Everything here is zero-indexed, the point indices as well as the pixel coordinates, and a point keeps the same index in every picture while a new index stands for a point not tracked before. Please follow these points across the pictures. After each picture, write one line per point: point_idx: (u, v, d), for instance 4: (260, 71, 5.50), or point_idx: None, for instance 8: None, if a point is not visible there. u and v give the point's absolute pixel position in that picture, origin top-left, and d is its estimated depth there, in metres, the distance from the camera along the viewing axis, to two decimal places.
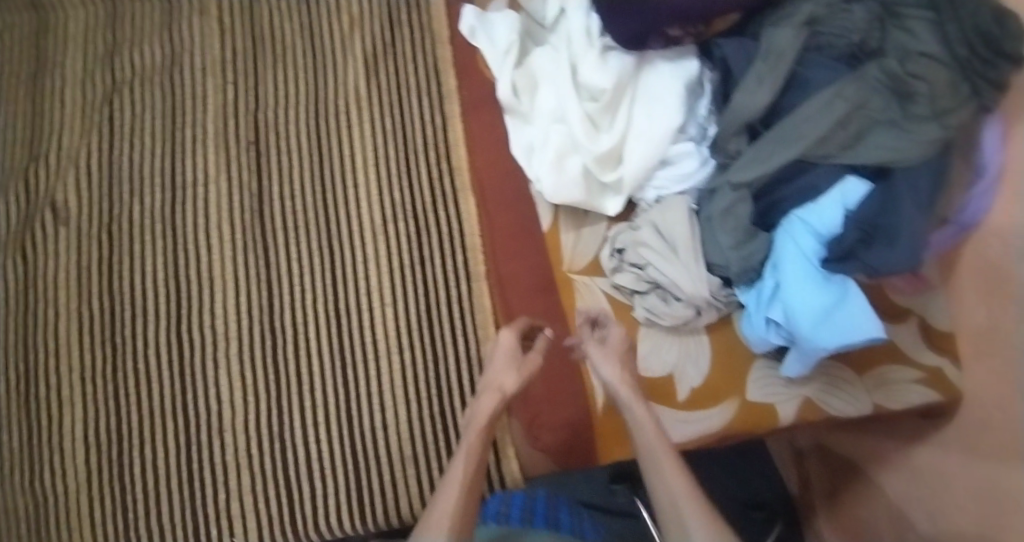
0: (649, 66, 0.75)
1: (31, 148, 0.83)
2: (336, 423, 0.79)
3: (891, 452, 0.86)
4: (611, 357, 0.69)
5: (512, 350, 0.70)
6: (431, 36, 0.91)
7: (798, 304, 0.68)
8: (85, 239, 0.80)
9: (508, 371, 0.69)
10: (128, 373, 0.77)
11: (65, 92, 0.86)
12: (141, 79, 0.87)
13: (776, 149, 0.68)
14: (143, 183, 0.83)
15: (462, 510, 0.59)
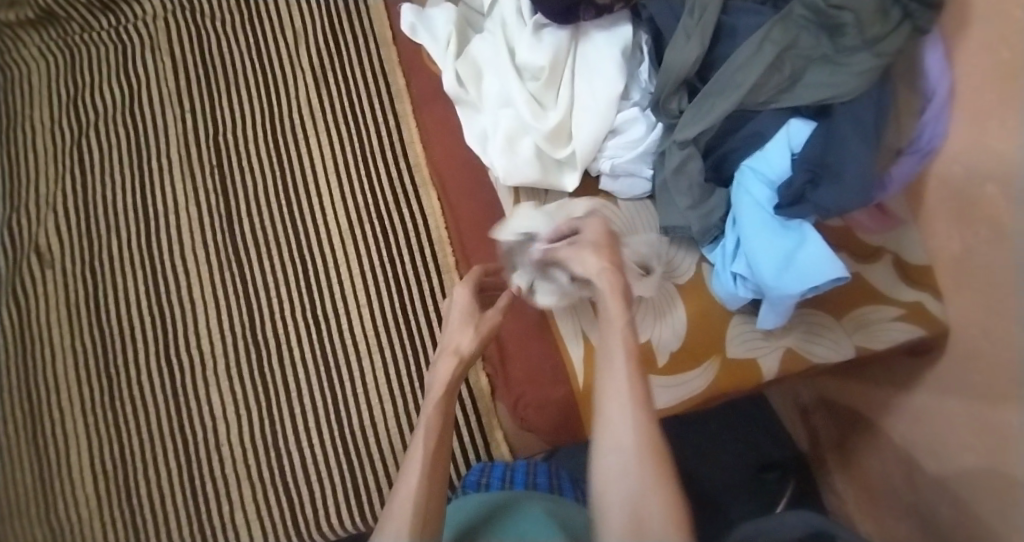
0: (585, 38, 0.75)
1: (10, 198, 0.88)
2: (324, 426, 0.81)
3: (891, 397, 0.84)
4: (594, 247, 0.62)
5: (468, 309, 0.67)
6: (376, 43, 0.96)
7: (760, 253, 0.66)
8: (70, 277, 0.85)
9: (465, 332, 0.66)
10: (125, 399, 0.81)
11: (35, 142, 0.91)
12: (104, 119, 0.92)
13: (715, 102, 0.67)
14: (119, 217, 0.88)
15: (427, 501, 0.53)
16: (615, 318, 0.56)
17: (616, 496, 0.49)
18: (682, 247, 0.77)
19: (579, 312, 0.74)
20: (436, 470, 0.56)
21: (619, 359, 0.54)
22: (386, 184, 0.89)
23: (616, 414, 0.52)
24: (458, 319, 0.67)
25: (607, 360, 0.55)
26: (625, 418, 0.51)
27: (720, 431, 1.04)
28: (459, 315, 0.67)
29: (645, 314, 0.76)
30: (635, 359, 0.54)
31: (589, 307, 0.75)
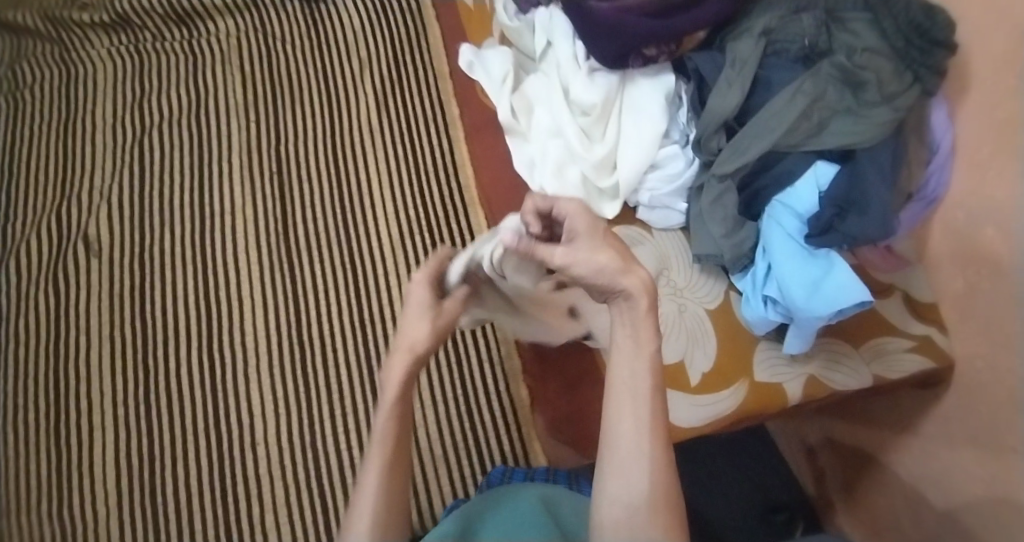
0: (631, 82, 0.84)
1: (68, 189, 0.97)
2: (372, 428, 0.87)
3: (896, 430, 0.91)
4: (600, 239, 0.50)
5: (423, 303, 0.60)
6: (433, 74, 1.07)
7: (790, 279, 0.73)
8: (120, 265, 0.93)
9: (420, 326, 0.60)
10: (159, 383, 0.88)
11: (96, 141, 1.01)
12: (166, 124, 1.02)
13: (752, 142, 0.75)
14: (176, 214, 0.97)
15: (386, 515, 0.57)
16: (644, 345, 0.51)
17: (625, 515, 0.50)
18: (712, 275, 0.84)
19: None
20: (394, 476, 0.58)
21: (642, 385, 0.51)
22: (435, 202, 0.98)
23: (634, 448, 0.50)
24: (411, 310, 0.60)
25: (628, 385, 0.52)
26: (643, 454, 0.50)
27: (728, 459, 1.10)
28: (412, 309, 0.59)
29: (677, 336, 0.81)
30: (658, 391, 0.51)
31: None
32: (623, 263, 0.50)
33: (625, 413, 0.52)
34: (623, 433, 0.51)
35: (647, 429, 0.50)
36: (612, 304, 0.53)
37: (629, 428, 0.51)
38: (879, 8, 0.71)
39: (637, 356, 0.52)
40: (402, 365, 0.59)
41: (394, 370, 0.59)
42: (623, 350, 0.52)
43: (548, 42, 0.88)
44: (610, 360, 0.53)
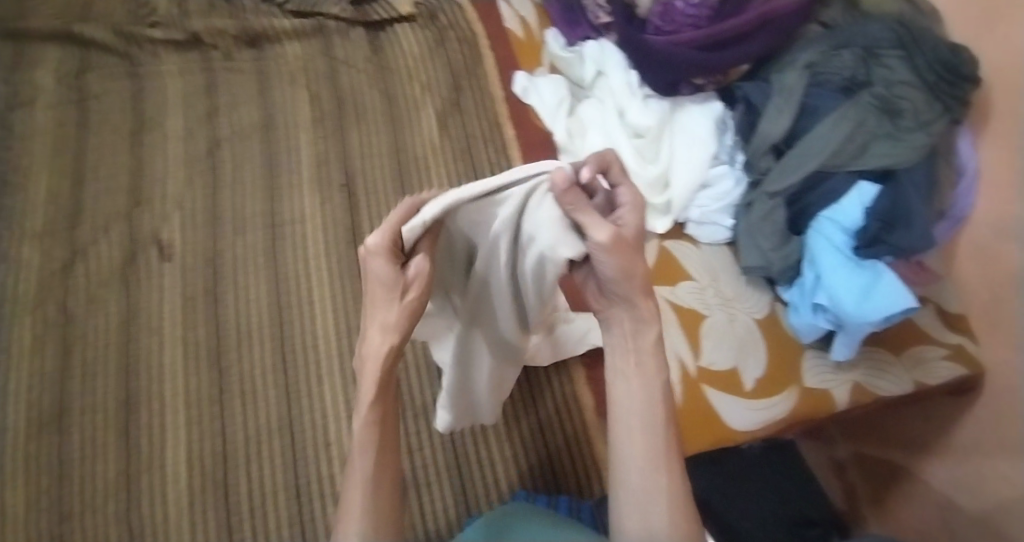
0: (681, 109, 0.90)
1: (82, 154, 0.88)
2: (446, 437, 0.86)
3: (929, 436, 0.96)
4: (637, 247, 0.53)
5: (386, 280, 0.51)
6: (477, 63, 1.00)
7: (839, 287, 0.77)
8: (144, 240, 0.84)
9: (387, 307, 0.52)
10: (193, 368, 0.80)
11: (108, 103, 0.90)
12: (189, 90, 0.92)
13: (800, 162, 0.80)
14: (202, 191, 0.88)
15: (377, 518, 0.53)
16: (649, 368, 0.55)
17: (648, 527, 0.52)
18: (758, 288, 0.89)
19: (672, 336, 0.85)
20: (383, 481, 0.55)
21: (652, 407, 0.54)
22: None
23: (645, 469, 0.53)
24: (375, 289, 0.52)
25: (639, 411, 0.54)
26: (659, 473, 0.53)
27: (763, 469, 1.13)
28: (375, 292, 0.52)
29: (729, 345, 0.85)
30: (667, 411, 0.55)
31: (680, 331, 0.85)
32: (646, 281, 0.53)
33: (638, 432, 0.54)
34: (638, 452, 0.53)
35: (659, 446, 0.53)
36: (616, 325, 0.56)
37: (644, 448, 0.53)
38: (910, 45, 0.77)
39: (644, 380, 0.55)
40: (379, 356, 0.53)
41: (371, 365, 0.54)
42: (627, 374, 0.55)
43: (597, 72, 0.93)
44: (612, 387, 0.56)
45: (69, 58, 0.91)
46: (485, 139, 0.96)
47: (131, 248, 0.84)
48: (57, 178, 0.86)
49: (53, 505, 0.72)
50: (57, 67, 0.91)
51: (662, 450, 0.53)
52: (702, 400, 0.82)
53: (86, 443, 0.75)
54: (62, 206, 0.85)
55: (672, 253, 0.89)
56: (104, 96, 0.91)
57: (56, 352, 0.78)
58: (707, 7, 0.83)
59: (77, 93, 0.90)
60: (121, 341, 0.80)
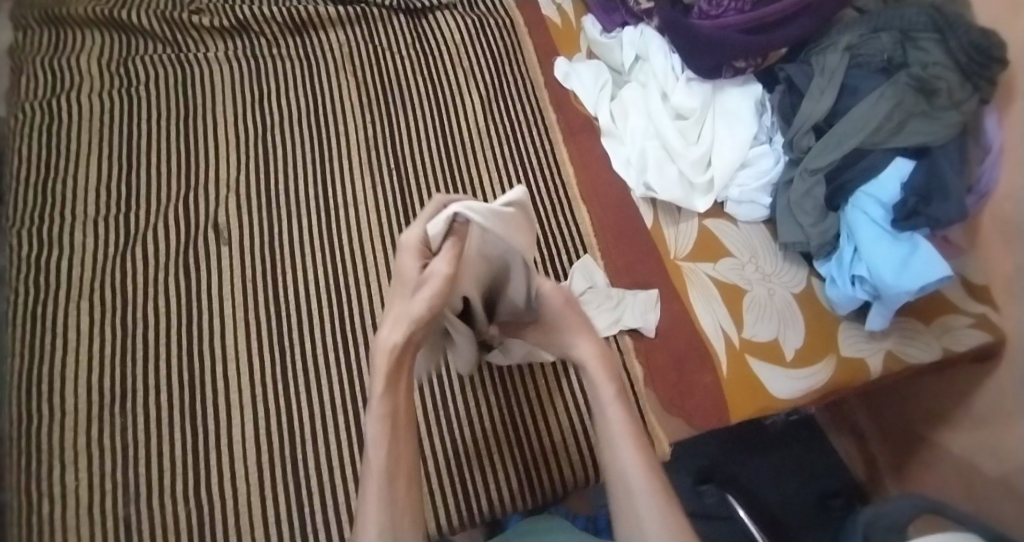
0: (722, 92, 0.93)
1: (152, 136, 0.95)
2: (502, 405, 0.87)
3: (948, 403, 0.98)
4: (568, 327, 0.72)
5: (412, 277, 0.59)
6: (518, 45, 1.04)
7: (878, 259, 0.80)
8: (209, 215, 0.91)
9: (409, 302, 0.59)
10: (264, 334, 0.85)
11: (175, 88, 0.97)
12: (250, 77, 0.99)
13: (841, 140, 0.84)
14: (263, 171, 0.94)
15: (391, 502, 0.60)
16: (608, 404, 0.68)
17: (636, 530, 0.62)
18: (794, 263, 0.92)
19: (716, 308, 0.88)
20: (398, 476, 0.62)
21: (620, 431, 0.67)
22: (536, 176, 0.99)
23: (628, 467, 0.64)
24: (400, 284, 0.60)
25: (615, 436, 0.67)
26: (640, 489, 0.63)
27: (790, 444, 1.16)
28: (402, 286, 0.60)
29: (771, 317, 0.88)
30: (633, 431, 0.67)
31: (722, 304, 0.88)
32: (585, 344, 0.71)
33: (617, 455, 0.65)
34: (618, 474, 0.64)
35: (631, 464, 0.64)
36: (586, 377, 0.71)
37: (622, 471, 0.64)
38: (946, 29, 0.78)
39: (615, 410, 0.68)
40: (389, 348, 0.61)
41: (381, 358, 0.61)
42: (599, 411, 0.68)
43: (636, 56, 0.97)
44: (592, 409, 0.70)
45: (127, 50, 0.99)
46: (529, 122, 1.00)
47: (196, 222, 0.90)
48: (130, 155, 0.93)
49: (123, 468, 0.77)
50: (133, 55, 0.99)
51: (638, 471, 0.64)
52: (747, 370, 0.85)
53: (157, 398, 0.81)
54: (137, 181, 0.92)
55: (712, 231, 0.92)
56: (171, 82, 0.98)
57: (115, 332, 0.83)
58: None
59: (129, 83, 0.97)
60: (194, 306, 0.86)
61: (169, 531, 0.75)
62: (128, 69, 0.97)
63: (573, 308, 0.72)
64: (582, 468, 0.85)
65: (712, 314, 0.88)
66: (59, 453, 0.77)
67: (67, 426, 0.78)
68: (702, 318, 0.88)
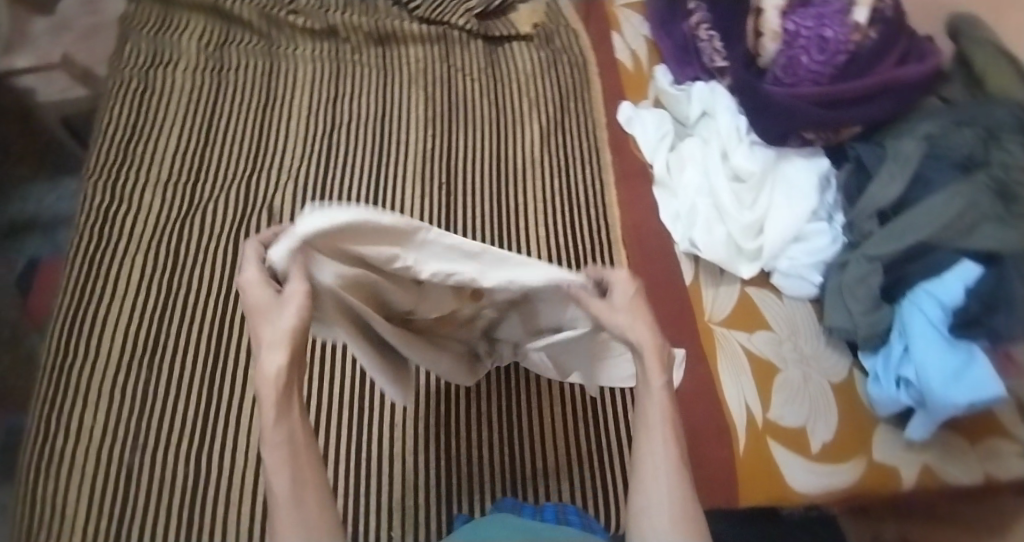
0: (787, 159, 0.90)
1: (228, 114, 1.00)
2: (499, 427, 0.82)
3: (984, 532, 0.90)
4: (629, 314, 0.55)
5: (268, 300, 0.46)
6: (586, 85, 1.06)
7: (926, 364, 0.73)
8: (263, 194, 0.94)
9: (277, 320, 0.46)
10: None
11: (259, 76, 1.04)
12: (329, 75, 1.04)
13: (905, 231, 0.77)
14: (320, 162, 0.97)
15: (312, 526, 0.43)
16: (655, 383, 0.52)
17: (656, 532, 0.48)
18: (837, 350, 0.85)
19: (744, 382, 0.83)
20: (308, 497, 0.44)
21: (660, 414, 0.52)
22: (586, 204, 0.96)
23: (660, 469, 0.51)
24: (258, 311, 0.46)
25: (651, 419, 0.52)
26: (667, 487, 0.50)
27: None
28: (263, 315, 0.46)
29: (802, 402, 0.82)
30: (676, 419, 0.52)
31: (752, 380, 0.83)
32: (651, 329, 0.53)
33: (649, 443, 0.52)
34: (647, 468, 0.51)
35: (662, 454, 0.51)
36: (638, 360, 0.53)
37: (650, 465, 0.51)
38: None
39: (661, 392, 0.52)
40: (279, 374, 0.44)
41: (269, 390, 0.44)
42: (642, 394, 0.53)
43: (702, 111, 0.95)
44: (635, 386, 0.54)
45: (225, 37, 1.06)
46: (584, 160, 1.00)
47: (249, 199, 0.94)
48: (206, 128, 0.99)
49: (128, 417, 0.79)
50: (229, 41, 1.06)
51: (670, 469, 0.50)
52: (766, 453, 0.79)
53: (178, 357, 0.83)
54: (207, 153, 0.97)
55: (754, 300, 0.88)
56: (256, 70, 1.04)
57: (159, 288, 0.87)
58: (832, 66, 0.81)
59: (221, 66, 1.04)
60: (230, 277, 0.89)
61: (166, 487, 0.75)
62: (223, 53, 1.05)
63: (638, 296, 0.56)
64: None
65: (739, 387, 0.83)
66: (83, 392, 0.79)
67: (95, 368, 0.81)
68: (727, 390, 0.83)
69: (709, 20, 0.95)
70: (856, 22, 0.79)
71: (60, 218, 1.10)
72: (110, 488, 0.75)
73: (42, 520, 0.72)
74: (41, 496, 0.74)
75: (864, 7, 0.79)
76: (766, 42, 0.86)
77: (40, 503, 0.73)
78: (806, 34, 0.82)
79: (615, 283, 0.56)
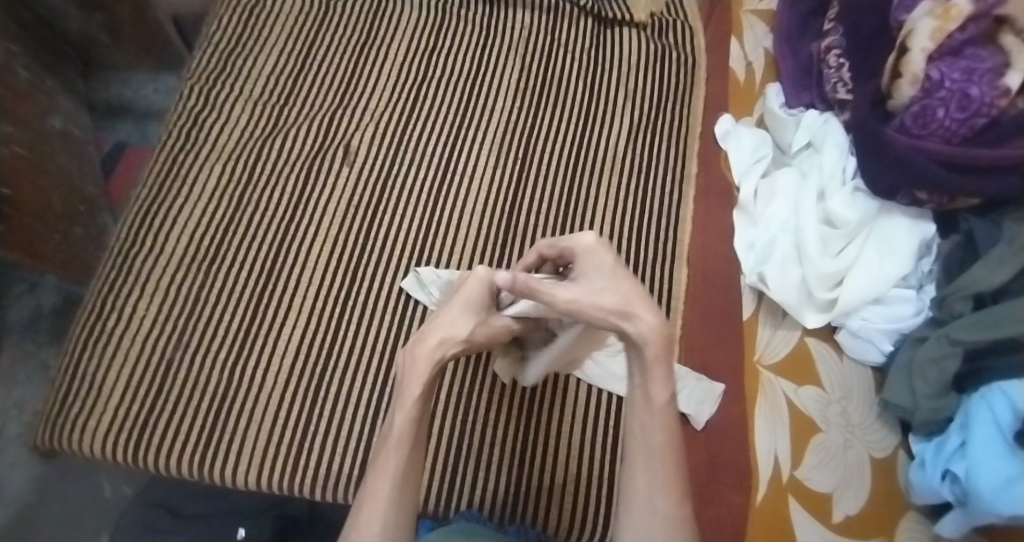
0: (888, 215, 0.83)
1: (327, 43, 1.00)
2: (519, 416, 0.80)
3: None
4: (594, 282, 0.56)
5: (468, 301, 0.61)
6: (690, 87, 1.00)
7: (981, 464, 0.67)
8: (343, 130, 0.94)
9: (462, 319, 0.61)
10: (338, 254, 0.87)
11: (365, 11, 1.03)
12: (434, 25, 1.03)
13: (997, 324, 0.71)
14: (405, 110, 0.96)
15: (396, 505, 0.56)
16: (654, 403, 0.56)
17: None
18: (888, 425, 0.80)
19: (778, 433, 0.80)
20: (409, 478, 0.57)
21: (660, 438, 0.55)
22: (660, 211, 0.92)
23: (655, 492, 0.55)
24: (456, 307, 0.61)
25: (649, 443, 0.55)
26: (657, 512, 0.54)
27: None
28: (457, 305, 0.61)
29: (834, 468, 0.78)
30: (672, 444, 0.55)
31: (787, 433, 0.80)
32: (621, 304, 0.54)
33: (642, 466, 0.56)
34: (642, 490, 0.55)
35: (658, 479, 0.55)
36: (631, 355, 0.56)
37: (646, 485, 0.55)
38: None
39: (657, 415, 0.56)
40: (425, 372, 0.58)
41: (412, 386, 0.58)
42: (641, 417, 0.56)
43: (807, 143, 0.89)
44: (631, 404, 0.58)
45: None
46: (669, 165, 0.95)
47: (329, 131, 0.94)
48: (303, 52, 0.99)
49: (174, 316, 0.82)
50: None
51: (664, 491, 0.54)
52: (784, 511, 0.76)
53: (229, 271, 0.84)
54: (299, 76, 0.97)
55: (811, 352, 0.83)
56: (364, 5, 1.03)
57: (229, 201, 0.88)
58: (968, 128, 0.74)
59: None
60: (292, 203, 0.89)
61: (199, 390, 0.78)
62: None
63: (624, 274, 0.56)
64: (575, 520, 0.76)
65: (772, 437, 0.80)
66: (140, 282, 0.83)
67: (156, 263, 0.84)
68: (759, 438, 0.80)
69: (841, 46, 0.87)
70: (1007, 87, 0.72)
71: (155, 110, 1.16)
72: (145, 378, 0.78)
73: (80, 392, 0.77)
74: (83, 369, 0.78)
75: (1019, 73, 0.72)
76: (903, 85, 0.79)
77: (81, 375, 0.78)
78: (950, 86, 0.75)
79: (583, 254, 0.59)
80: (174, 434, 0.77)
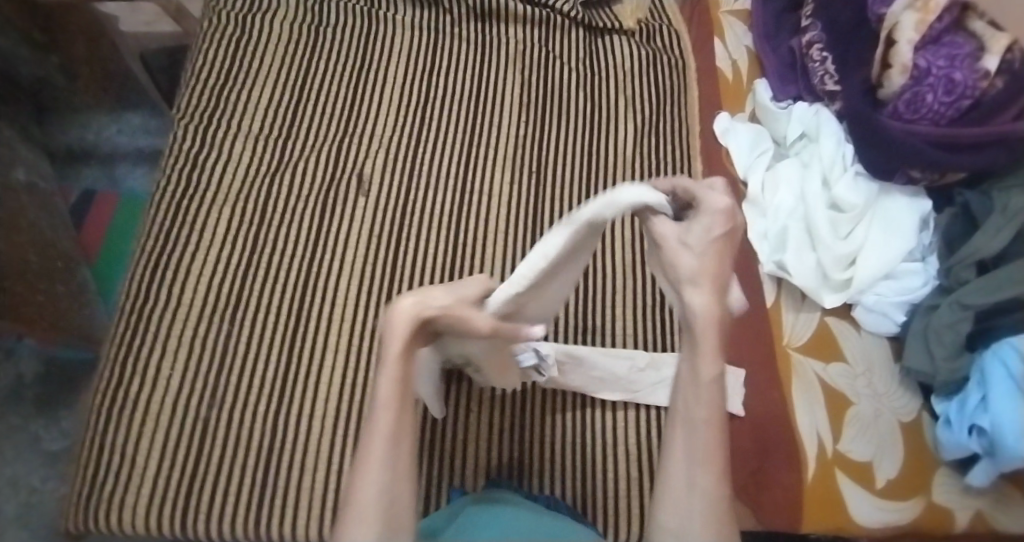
0: (887, 195, 0.89)
1: (324, 70, 0.97)
2: (576, 427, 0.83)
3: None
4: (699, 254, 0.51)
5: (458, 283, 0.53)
6: (684, 91, 1.04)
7: (1006, 414, 0.71)
8: (353, 158, 0.91)
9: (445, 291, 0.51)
10: (366, 286, 0.84)
11: (357, 34, 1.00)
12: (428, 43, 1.02)
13: (1002, 286, 0.77)
14: (413, 132, 0.95)
15: (392, 490, 0.49)
16: (702, 379, 0.52)
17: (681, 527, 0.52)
18: (910, 390, 0.85)
19: (815, 411, 0.83)
20: (403, 454, 0.50)
21: (705, 413, 0.52)
22: None
23: (694, 471, 0.52)
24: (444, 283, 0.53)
25: (693, 418, 0.53)
26: (695, 493, 0.52)
27: None
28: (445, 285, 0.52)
29: (869, 437, 0.82)
30: (718, 421, 0.52)
31: (824, 410, 0.84)
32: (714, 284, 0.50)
33: (682, 442, 0.53)
34: (681, 469, 0.53)
35: (697, 457, 0.52)
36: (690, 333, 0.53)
37: (686, 464, 0.52)
38: None
39: (707, 389, 0.52)
40: (405, 330, 0.48)
41: (394, 347, 0.48)
42: (689, 392, 0.53)
43: (802, 133, 0.94)
44: (679, 375, 0.55)
45: None
46: (675, 166, 0.97)
47: (338, 160, 0.91)
48: (300, 81, 0.96)
49: (203, 371, 0.77)
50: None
51: (707, 472, 0.52)
52: (832, 484, 0.80)
53: (256, 316, 0.81)
54: (300, 106, 0.94)
55: (833, 330, 0.88)
56: (356, 29, 1.01)
57: (243, 244, 0.84)
58: (954, 109, 0.81)
59: (321, 18, 1.01)
60: (310, 239, 0.86)
61: (242, 445, 0.74)
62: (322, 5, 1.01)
63: (718, 248, 0.51)
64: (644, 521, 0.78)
65: (811, 416, 0.83)
66: (161, 338, 0.78)
67: (176, 317, 0.79)
68: (800, 417, 0.83)
69: (823, 40, 0.93)
70: (986, 70, 0.79)
71: (144, 152, 1.12)
72: (183, 439, 0.74)
73: (112, 462, 0.72)
74: (110, 438, 0.73)
75: (994, 57, 0.79)
76: (894, 75, 0.84)
77: (108, 449, 0.73)
78: (936, 73, 0.81)
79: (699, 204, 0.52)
80: (219, 494, 0.72)
